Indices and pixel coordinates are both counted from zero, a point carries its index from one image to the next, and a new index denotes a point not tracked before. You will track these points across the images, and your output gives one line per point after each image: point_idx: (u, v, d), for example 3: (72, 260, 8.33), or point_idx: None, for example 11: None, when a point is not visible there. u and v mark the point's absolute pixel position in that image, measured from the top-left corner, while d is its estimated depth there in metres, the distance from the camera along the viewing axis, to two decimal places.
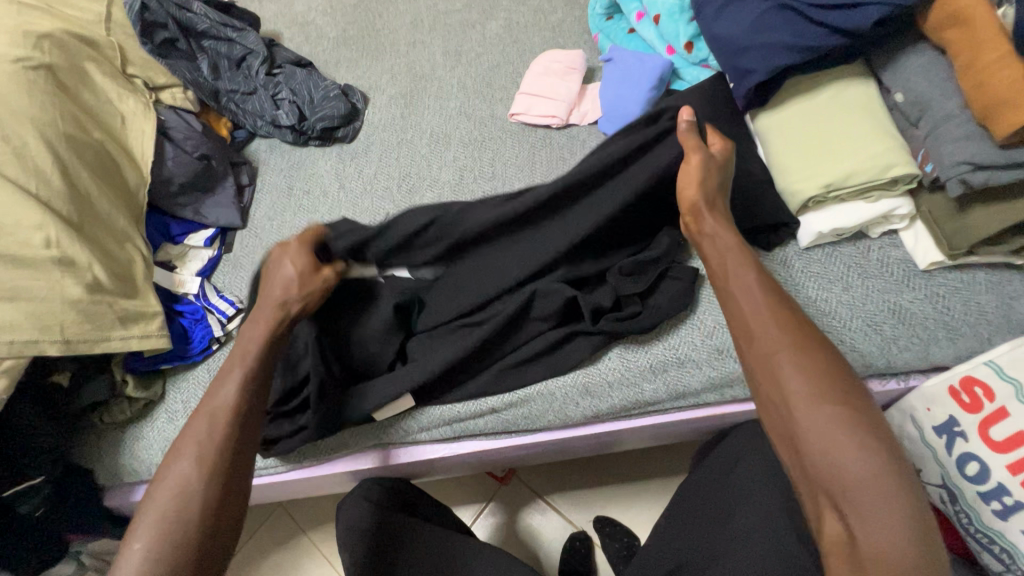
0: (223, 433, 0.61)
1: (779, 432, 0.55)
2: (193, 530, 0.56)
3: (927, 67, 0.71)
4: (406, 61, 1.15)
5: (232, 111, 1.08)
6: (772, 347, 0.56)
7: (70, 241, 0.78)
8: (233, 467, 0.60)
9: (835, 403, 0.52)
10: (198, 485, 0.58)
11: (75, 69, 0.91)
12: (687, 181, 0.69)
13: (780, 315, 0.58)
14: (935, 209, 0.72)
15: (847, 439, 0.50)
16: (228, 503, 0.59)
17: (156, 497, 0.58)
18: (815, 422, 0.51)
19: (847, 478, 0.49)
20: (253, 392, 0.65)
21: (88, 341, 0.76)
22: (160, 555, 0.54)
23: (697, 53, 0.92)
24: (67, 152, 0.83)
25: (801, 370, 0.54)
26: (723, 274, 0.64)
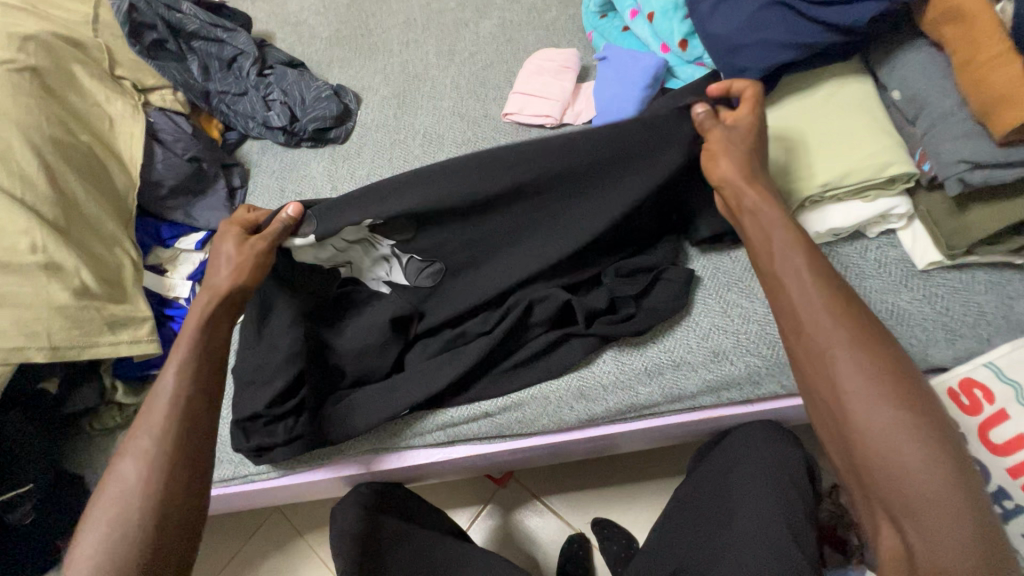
0: (163, 425, 0.59)
1: (835, 439, 0.53)
2: (137, 529, 0.54)
3: (925, 64, 0.70)
4: (399, 61, 1.13)
5: (223, 113, 1.07)
6: (829, 343, 0.53)
7: (56, 246, 0.76)
8: (180, 458, 0.58)
9: (897, 407, 0.50)
10: (140, 482, 0.56)
11: (62, 72, 0.90)
12: (720, 145, 0.67)
13: (835, 306, 0.54)
14: (933, 208, 0.71)
15: (913, 453, 0.48)
16: (176, 498, 0.57)
17: (105, 496, 0.57)
18: (875, 428, 0.50)
19: (909, 488, 0.48)
20: (195, 380, 0.61)
21: (76, 347, 0.75)
22: (107, 551, 0.53)
23: (692, 51, 0.91)
24: (53, 156, 0.82)
25: (859, 369, 0.51)
26: (767, 254, 0.60)
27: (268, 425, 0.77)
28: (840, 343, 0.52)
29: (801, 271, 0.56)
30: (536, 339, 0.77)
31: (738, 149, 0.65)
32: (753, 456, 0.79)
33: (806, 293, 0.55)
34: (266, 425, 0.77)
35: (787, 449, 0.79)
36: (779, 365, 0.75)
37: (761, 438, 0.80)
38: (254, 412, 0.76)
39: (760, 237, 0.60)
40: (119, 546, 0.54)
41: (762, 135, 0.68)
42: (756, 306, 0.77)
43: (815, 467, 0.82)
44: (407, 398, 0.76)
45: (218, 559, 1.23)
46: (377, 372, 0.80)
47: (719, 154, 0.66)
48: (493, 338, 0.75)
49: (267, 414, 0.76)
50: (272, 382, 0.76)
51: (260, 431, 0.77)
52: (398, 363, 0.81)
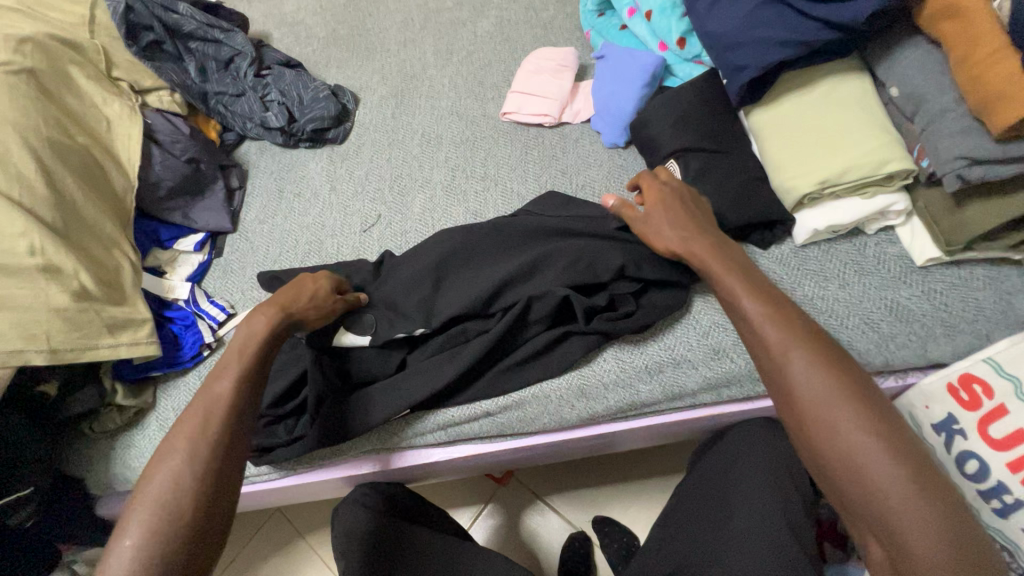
0: (219, 425, 0.59)
1: (809, 460, 0.55)
2: (184, 530, 0.54)
3: (923, 60, 0.70)
4: (397, 60, 1.13)
5: (221, 114, 1.07)
6: (785, 374, 0.55)
7: (54, 248, 0.76)
8: (230, 458, 0.59)
9: (860, 430, 0.50)
10: (191, 481, 0.56)
11: (58, 73, 0.90)
12: (650, 232, 0.71)
13: (787, 336, 0.56)
14: (932, 204, 0.71)
15: (878, 471, 0.49)
16: (222, 499, 0.57)
17: (148, 489, 0.55)
18: (840, 449, 0.51)
19: (884, 507, 0.48)
20: (250, 389, 0.63)
21: (75, 349, 0.74)
22: (153, 547, 0.52)
23: (690, 49, 0.91)
24: (50, 158, 0.82)
25: (819, 395, 0.52)
26: (724, 295, 0.63)
27: (269, 426, 0.78)
28: (797, 373, 0.54)
29: (751, 309, 0.59)
30: (537, 338, 0.77)
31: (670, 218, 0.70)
32: (754, 452, 0.79)
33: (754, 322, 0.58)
34: (267, 426, 0.78)
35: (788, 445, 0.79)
36: None
37: (761, 434, 0.81)
38: (257, 412, 0.78)
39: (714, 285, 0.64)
40: (164, 545, 0.53)
41: (690, 199, 0.72)
42: None
43: None
44: (409, 397, 0.76)
45: (220, 561, 1.23)
46: (377, 375, 0.80)
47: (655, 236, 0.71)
48: (494, 337, 0.75)
49: (269, 415, 0.78)
50: (277, 381, 0.78)
51: (263, 432, 0.78)
52: (402, 365, 0.81)
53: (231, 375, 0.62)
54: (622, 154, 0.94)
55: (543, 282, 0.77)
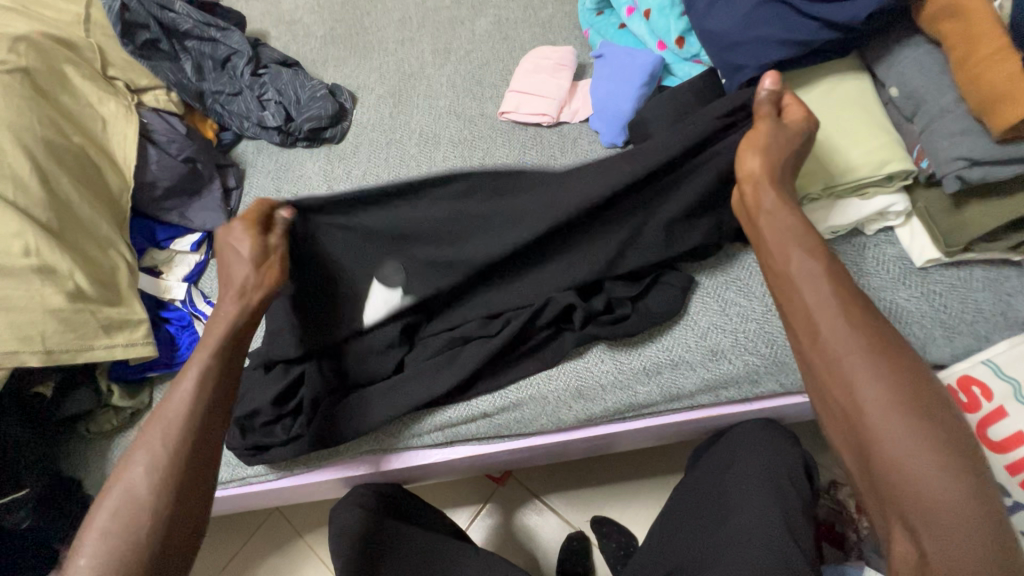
0: (176, 438, 0.59)
1: (847, 447, 0.52)
2: (143, 538, 0.54)
3: (923, 61, 0.70)
4: (394, 59, 1.13)
5: (218, 113, 1.06)
6: (842, 351, 0.52)
7: (49, 248, 0.76)
8: (192, 470, 0.58)
9: (913, 418, 0.49)
10: (150, 490, 0.56)
11: (54, 72, 0.89)
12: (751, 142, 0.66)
13: (849, 316, 0.54)
14: (931, 204, 0.71)
15: (927, 465, 0.47)
16: (179, 512, 0.57)
17: (106, 507, 0.56)
18: (890, 436, 0.49)
19: (928, 496, 0.46)
20: (214, 396, 0.62)
21: (71, 350, 0.74)
22: (109, 564, 0.52)
23: (689, 48, 0.90)
24: (45, 158, 0.81)
25: (875, 376, 0.50)
26: (786, 260, 0.59)
27: (267, 426, 0.78)
28: (854, 351, 0.52)
29: (815, 279, 0.56)
30: (536, 338, 0.77)
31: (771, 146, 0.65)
32: (752, 454, 0.79)
33: (819, 293, 0.55)
34: (264, 425, 0.78)
35: (785, 446, 0.79)
36: (778, 363, 0.75)
37: (758, 436, 0.80)
38: (255, 413, 0.77)
39: (772, 255, 0.61)
40: (120, 558, 0.53)
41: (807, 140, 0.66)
42: (754, 305, 0.77)
43: (814, 464, 0.82)
44: (407, 400, 0.76)
45: (218, 560, 1.23)
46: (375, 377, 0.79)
47: (751, 149, 0.66)
48: (493, 347, 0.74)
49: (265, 415, 0.77)
50: (274, 383, 0.77)
51: (259, 431, 0.78)
52: (399, 367, 0.80)
53: (189, 380, 0.62)
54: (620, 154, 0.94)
55: (540, 290, 0.76)
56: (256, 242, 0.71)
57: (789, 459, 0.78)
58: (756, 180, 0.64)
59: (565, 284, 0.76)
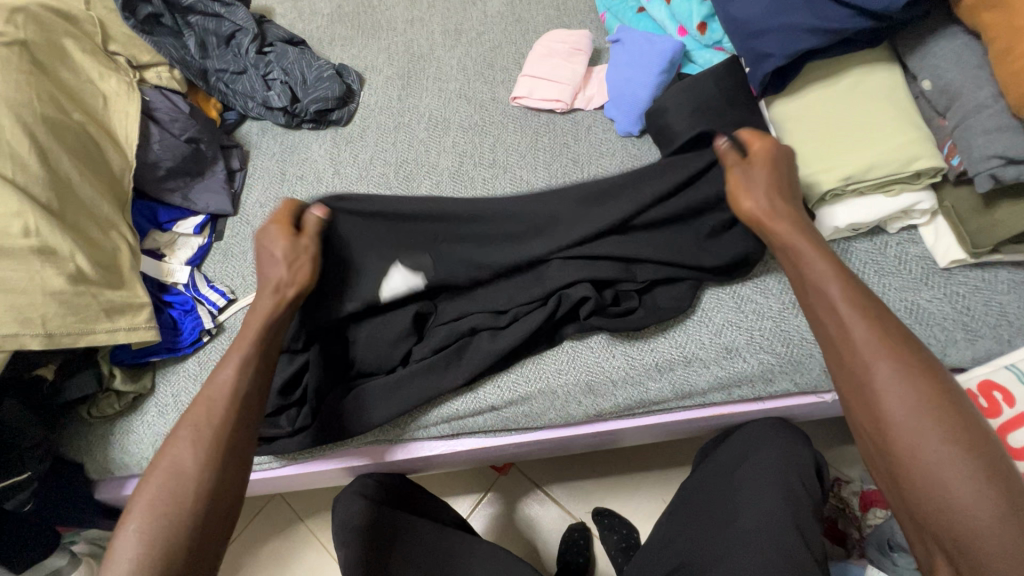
0: (221, 417, 0.59)
1: (880, 467, 0.53)
2: (187, 516, 0.54)
3: (958, 53, 0.67)
4: (404, 40, 1.09)
5: (222, 91, 1.03)
6: (869, 376, 0.52)
7: (50, 229, 0.74)
8: (234, 447, 0.59)
9: (945, 440, 0.48)
10: (194, 469, 0.56)
11: (52, 46, 0.86)
12: (740, 190, 0.66)
13: (879, 337, 0.53)
14: (959, 203, 0.68)
15: (961, 490, 0.47)
16: (224, 487, 0.57)
17: (152, 477, 0.56)
18: (921, 458, 0.49)
19: (962, 520, 0.46)
20: (254, 380, 0.63)
21: (72, 333, 0.72)
22: (154, 535, 0.53)
23: (711, 35, 0.88)
24: (44, 135, 0.79)
25: (907, 403, 0.50)
26: (805, 281, 0.60)
27: (271, 416, 0.77)
28: (882, 377, 0.51)
29: (837, 300, 0.56)
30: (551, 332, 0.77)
31: (761, 179, 0.65)
32: (762, 452, 0.78)
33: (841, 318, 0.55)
34: (270, 416, 0.77)
35: (797, 447, 0.78)
36: (793, 363, 0.73)
37: (768, 435, 0.79)
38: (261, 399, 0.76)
39: (797, 272, 0.61)
40: (166, 528, 0.53)
41: (785, 173, 0.67)
42: (770, 302, 0.75)
43: (825, 464, 0.80)
44: (416, 395, 0.75)
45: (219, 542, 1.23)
46: (383, 367, 0.78)
47: (738, 194, 0.66)
48: (501, 347, 0.74)
49: (272, 405, 0.76)
50: (280, 371, 0.77)
51: (264, 422, 0.77)
52: (406, 359, 0.78)
53: (231, 365, 0.62)
54: (635, 144, 0.91)
55: (549, 288, 0.75)
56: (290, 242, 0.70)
57: (800, 461, 0.77)
58: (758, 219, 0.64)
59: (582, 280, 0.74)
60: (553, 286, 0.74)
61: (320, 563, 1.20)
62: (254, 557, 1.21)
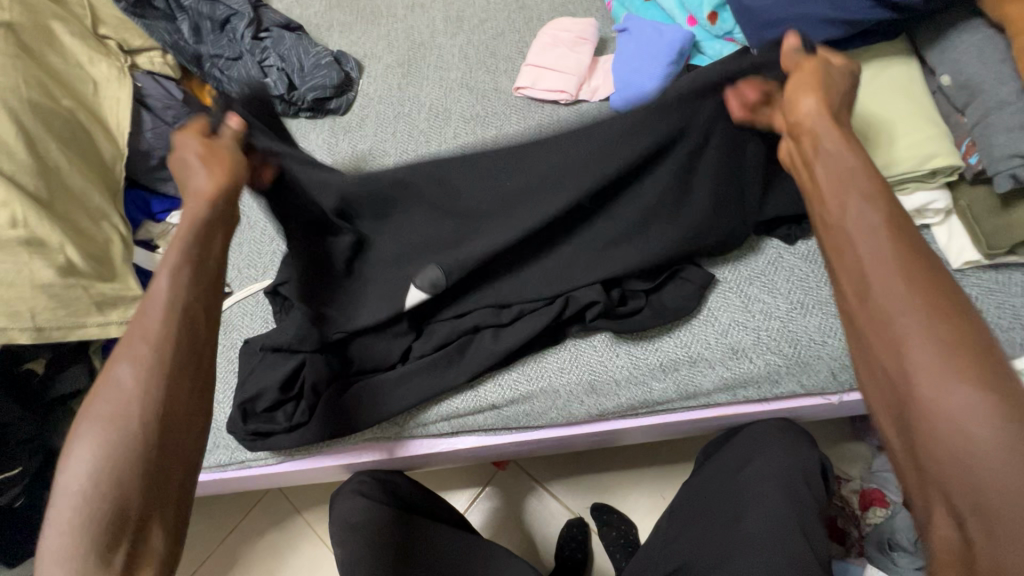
0: (167, 334, 0.49)
1: (884, 411, 0.42)
2: (142, 448, 0.46)
3: (980, 47, 0.65)
4: (404, 27, 1.06)
5: (216, 78, 0.99)
6: (888, 296, 0.42)
7: (38, 219, 0.71)
8: (188, 367, 0.50)
9: (968, 378, 0.37)
10: (142, 392, 0.47)
11: (41, 30, 0.84)
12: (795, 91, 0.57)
13: (901, 261, 0.43)
14: (975, 203, 0.66)
15: (985, 439, 0.36)
16: (184, 409, 0.49)
17: (96, 406, 0.47)
18: (937, 399, 0.38)
19: (982, 476, 0.36)
20: (198, 290, 0.53)
21: (62, 328, 0.71)
22: (109, 471, 0.45)
23: (722, 24, 0.85)
24: (32, 121, 0.76)
25: (922, 330, 0.40)
26: (832, 195, 0.49)
27: (267, 411, 0.75)
28: (901, 301, 0.41)
29: (875, 221, 0.45)
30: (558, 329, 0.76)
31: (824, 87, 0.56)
32: (766, 453, 0.77)
33: (869, 237, 0.45)
34: (266, 411, 0.75)
35: (802, 448, 0.77)
36: (800, 365, 0.72)
37: (773, 435, 0.78)
38: (260, 392, 0.74)
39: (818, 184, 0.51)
40: (119, 463, 0.45)
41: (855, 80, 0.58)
42: (779, 302, 0.74)
43: (829, 465, 0.80)
44: (422, 389, 0.74)
45: (217, 532, 1.23)
46: (381, 364, 0.76)
47: (802, 87, 0.57)
48: (506, 346, 0.73)
49: (269, 400, 0.74)
50: (279, 366, 0.74)
51: (260, 417, 0.75)
52: (406, 354, 0.77)
53: (167, 273, 0.52)
54: None
55: (556, 285, 0.73)
56: (229, 151, 0.62)
57: (806, 465, 0.75)
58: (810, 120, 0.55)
59: (589, 283, 0.72)
60: (563, 283, 0.73)
61: (316, 555, 1.19)
62: (250, 548, 1.21)
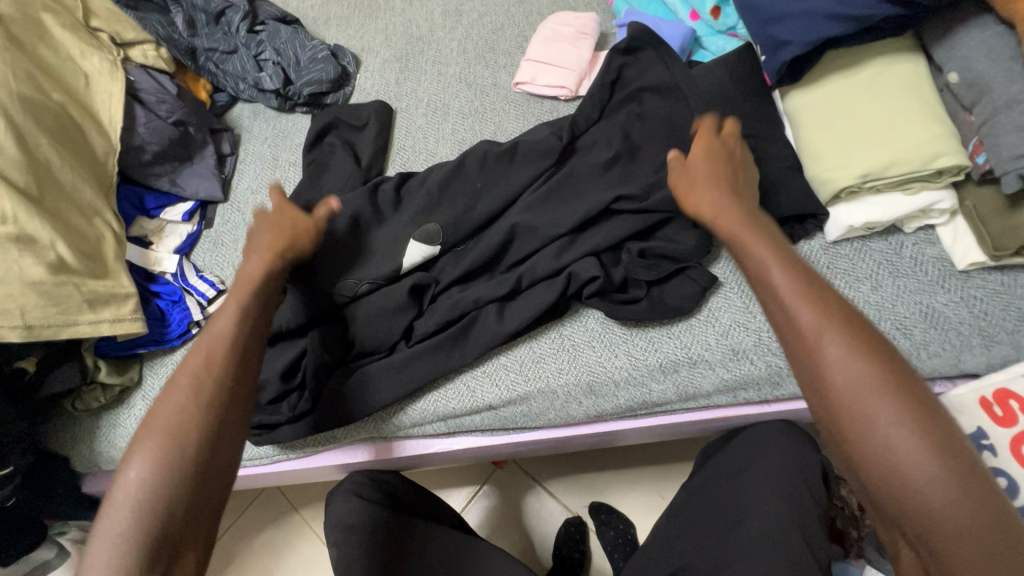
0: (223, 365, 0.56)
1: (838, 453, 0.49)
2: (188, 465, 0.51)
3: (989, 44, 0.64)
4: (402, 20, 1.05)
5: (211, 72, 0.99)
6: (818, 353, 0.48)
7: (28, 216, 0.70)
8: (233, 397, 0.56)
9: (894, 422, 0.44)
10: (194, 414, 0.53)
11: (31, 22, 0.82)
12: (684, 188, 0.63)
13: (822, 318, 0.49)
14: (981, 204, 0.65)
15: (920, 475, 0.43)
16: (227, 434, 0.55)
17: (152, 423, 0.53)
18: (873, 443, 0.45)
19: (924, 507, 0.42)
20: (252, 328, 0.60)
21: (52, 326, 0.69)
22: (157, 481, 0.50)
23: (725, 20, 0.84)
24: (21, 116, 0.75)
25: (851, 382, 0.46)
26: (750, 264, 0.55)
27: (272, 403, 0.75)
28: (833, 358, 0.47)
29: (780, 287, 0.51)
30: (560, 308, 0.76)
31: (719, 183, 0.62)
32: (766, 456, 0.76)
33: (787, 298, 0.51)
34: (271, 403, 0.75)
35: (803, 451, 0.76)
36: None
37: (773, 438, 0.78)
38: (265, 382, 0.74)
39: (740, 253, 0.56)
40: (169, 474, 0.50)
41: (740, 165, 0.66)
42: None
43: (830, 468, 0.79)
44: (422, 374, 0.73)
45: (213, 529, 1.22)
46: (383, 346, 0.76)
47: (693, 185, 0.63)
48: (507, 330, 0.72)
49: (274, 390, 0.74)
50: (282, 355, 0.75)
51: (264, 409, 0.75)
52: (407, 335, 0.76)
53: (230, 315, 0.59)
54: None
55: (554, 261, 0.73)
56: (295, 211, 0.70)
57: (807, 469, 0.74)
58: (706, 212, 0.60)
59: (582, 257, 0.73)
60: (565, 258, 0.73)
61: (313, 553, 1.19)
62: (246, 546, 1.20)
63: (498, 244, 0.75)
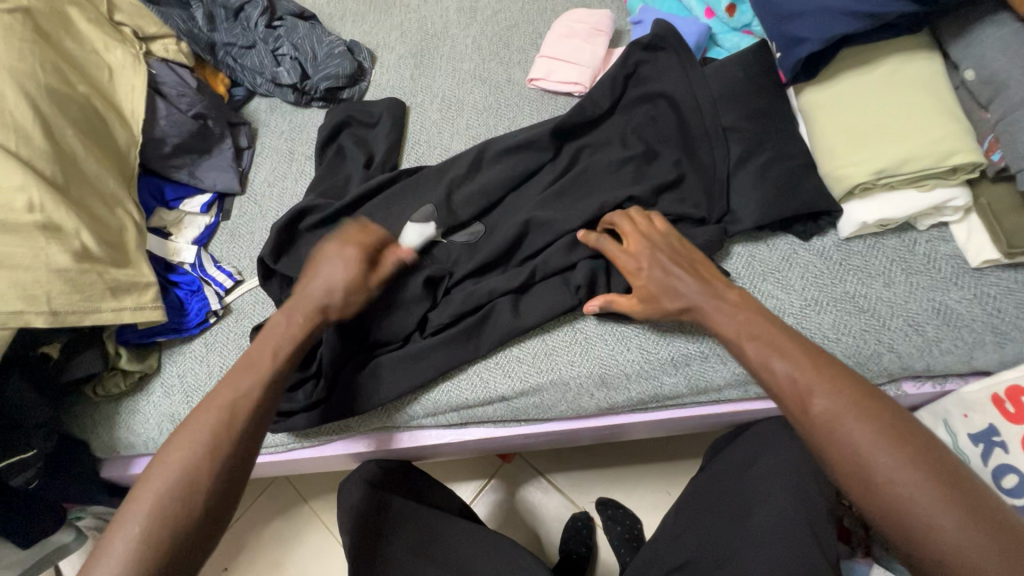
0: (238, 425, 0.59)
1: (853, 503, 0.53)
2: (188, 523, 0.54)
3: (1006, 41, 0.64)
4: (417, 17, 1.06)
5: (230, 66, 1.01)
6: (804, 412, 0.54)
7: (55, 205, 0.72)
8: (242, 457, 0.59)
9: (880, 464, 0.50)
10: (205, 473, 0.56)
11: (58, 15, 0.84)
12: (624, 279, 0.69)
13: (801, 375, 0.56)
14: (995, 201, 0.66)
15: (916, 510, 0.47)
16: (229, 494, 0.57)
17: (161, 472, 0.56)
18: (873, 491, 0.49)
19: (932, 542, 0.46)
20: (272, 382, 0.62)
21: (77, 312, 0.71)
22: (159, 537, 0.53)
23: (740, 17, 0.85)
24: (49, 107, 0.76)
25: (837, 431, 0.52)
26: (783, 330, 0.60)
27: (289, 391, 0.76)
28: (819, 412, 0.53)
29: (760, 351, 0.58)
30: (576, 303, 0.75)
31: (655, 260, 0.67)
32: (775, 450, 0.77)
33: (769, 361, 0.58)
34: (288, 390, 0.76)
35: None
36: None
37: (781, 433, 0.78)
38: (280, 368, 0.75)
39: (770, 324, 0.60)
40: (171, 531, 0.53)
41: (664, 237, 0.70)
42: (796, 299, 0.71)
43: None
44: (435, 366, 0.75)
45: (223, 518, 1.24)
46: (397, 337, 0.76)
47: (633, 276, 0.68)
48: (522, 323, 0.73)
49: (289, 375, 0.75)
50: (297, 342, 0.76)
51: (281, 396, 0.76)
52: (421, 327, 0.77)
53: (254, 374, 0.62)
54: None
55: (568, 255, 0.74)
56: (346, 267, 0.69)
57: (817, 464, 0.75)
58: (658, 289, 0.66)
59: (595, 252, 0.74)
60: (579, 253, 0.74)
61: (322, 544, 1.20)
62: (256, 535, 1.22)
63: (511, 239, 0.76)
